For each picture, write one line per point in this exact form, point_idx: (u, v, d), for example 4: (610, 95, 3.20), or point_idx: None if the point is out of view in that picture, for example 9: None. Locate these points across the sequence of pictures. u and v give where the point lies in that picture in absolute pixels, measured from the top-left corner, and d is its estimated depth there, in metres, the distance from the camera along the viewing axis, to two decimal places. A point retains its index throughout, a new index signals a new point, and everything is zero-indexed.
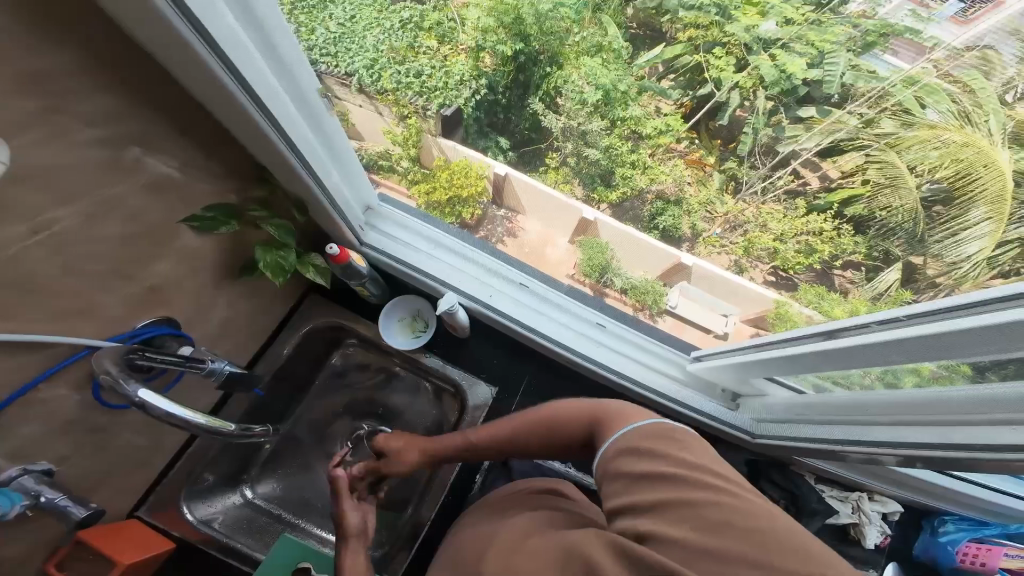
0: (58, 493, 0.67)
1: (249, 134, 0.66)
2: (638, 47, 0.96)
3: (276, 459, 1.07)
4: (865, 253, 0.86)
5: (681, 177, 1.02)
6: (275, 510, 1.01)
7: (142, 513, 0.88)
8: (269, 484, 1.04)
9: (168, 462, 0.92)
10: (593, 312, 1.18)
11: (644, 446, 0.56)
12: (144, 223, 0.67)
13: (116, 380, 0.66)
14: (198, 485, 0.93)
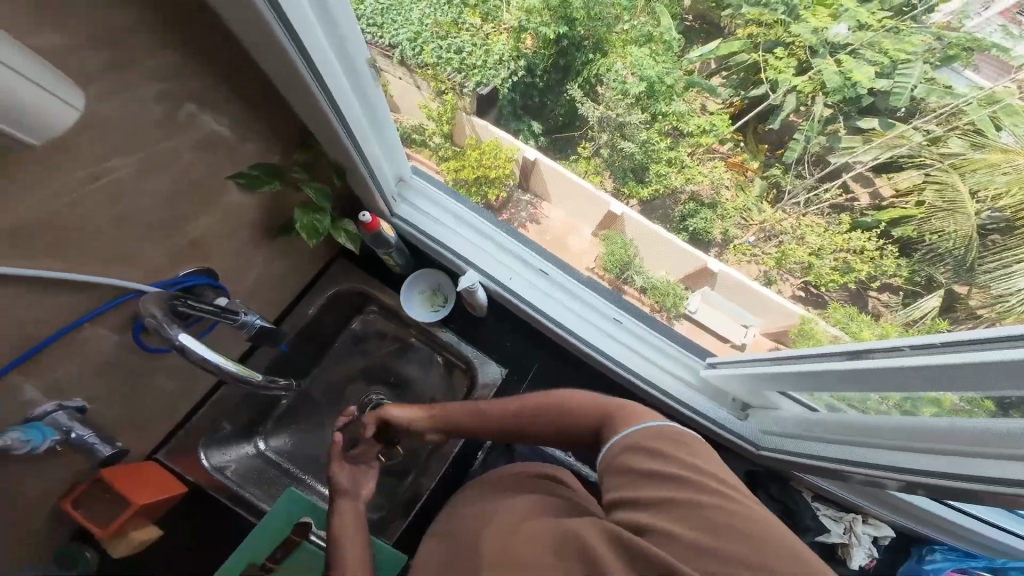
0: (85, 431, 0.74)
1: (298, 95, 0.67)
2: (693, 41, 0.90)
3: (291, 415, 1.12)
4: (905, 278, 0.79)
5: (719, 180, 0.99)
6: (285, 464, 1.07)
7: (160, 455, 0.94)
8: (281, 438, 1.09)
9: (191, 408, 0.97)
10: (609, 307, 1.13)
11: (652, 445, 0.58)
12: (192, 177, 0.69)
13: (160, 324, 0.69)
14: (216, 433, 0.98)
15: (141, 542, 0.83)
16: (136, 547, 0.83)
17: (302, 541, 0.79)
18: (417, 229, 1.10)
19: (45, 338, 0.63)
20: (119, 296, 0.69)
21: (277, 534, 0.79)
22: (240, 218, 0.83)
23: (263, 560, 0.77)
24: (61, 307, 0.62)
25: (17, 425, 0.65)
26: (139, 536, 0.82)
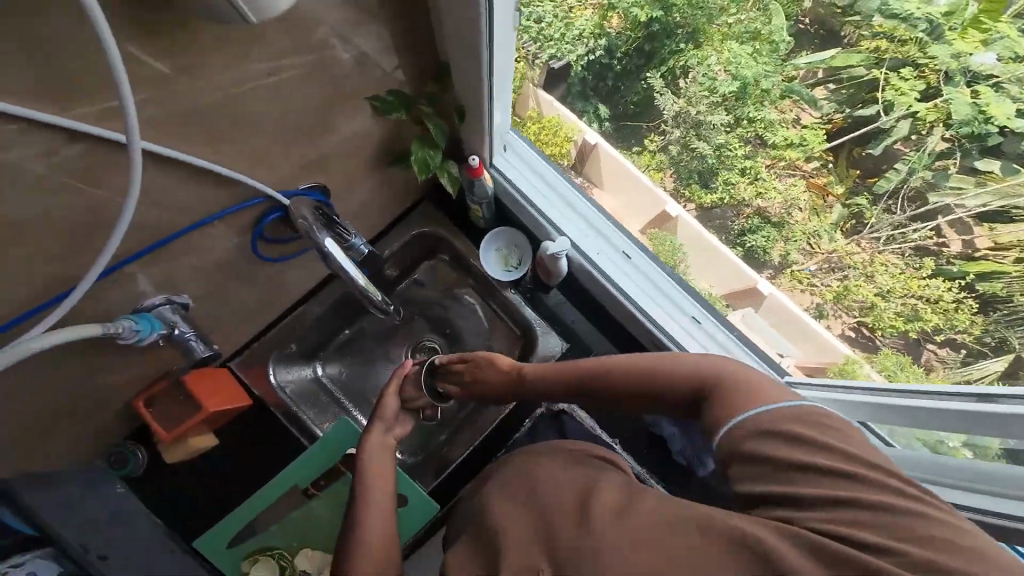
0: (186, 329, 0.74)
1: (466, 69, 0.69)
2: (804, 43, 0.82)
3: (349, 346, 1.02)
4: (974, 336, 0.75)
5: (794, 199, 0.88)
6: (338, 395, 0.98)
7: (232, 366, 0.90)
8: (339, 369, 1.00)
9: (268, 322, 0.91)
10: (690, 302, 0.97)
11: (790, 430, 0.51)
12: (338, 89, 0.66)
13: (310, 227, 0.74)
14: (284, 351, 0.93)
15: (196, 451, 0.86)
16: (192, 454, 0.87)
17: (347, 472, 0.88)
18: (506, 182, 1.00)
19: (174, 232, 0.63)
20: (239, 199, 0.67)
21: (325, 464, 0.88)
22: (361, 144, 0.78)
23: (307, 486, 0.88)
24: (203, 199, 0.63)
25: (129, 314, 0.67)
26: (195, 444, 0.85)
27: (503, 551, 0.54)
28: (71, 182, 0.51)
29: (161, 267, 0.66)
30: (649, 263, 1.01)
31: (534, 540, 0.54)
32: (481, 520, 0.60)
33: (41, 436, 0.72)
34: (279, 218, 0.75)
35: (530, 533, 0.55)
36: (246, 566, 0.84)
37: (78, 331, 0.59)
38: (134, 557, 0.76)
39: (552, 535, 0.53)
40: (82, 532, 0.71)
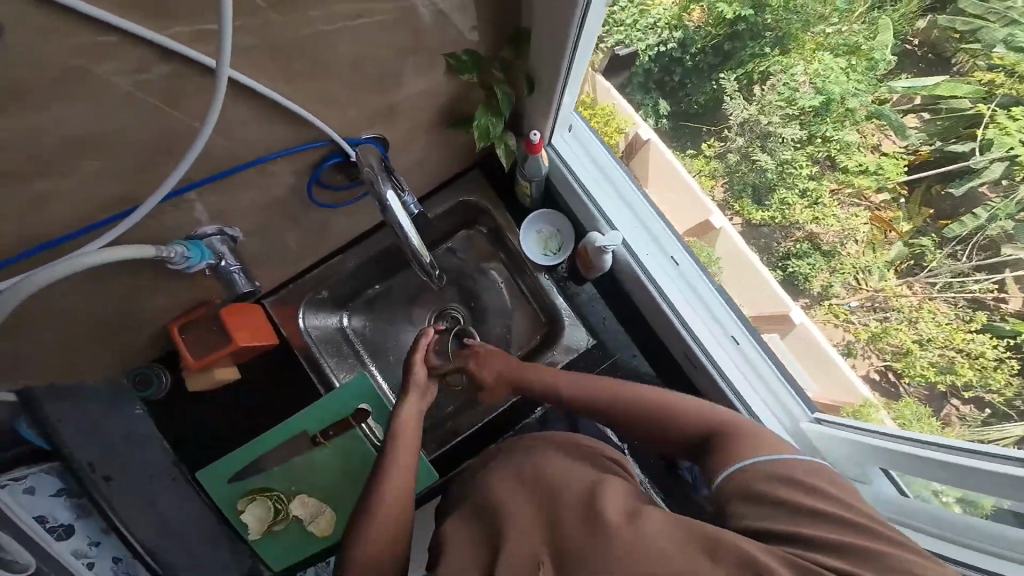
0: (232, 263, 0.79)
1: (550, 47, 0.66)
2: (906, 65, 0.73)
3: (376, 302, 1.04)
4: (1004, 398, 0.71)
5: (853, 229, 0.82)
6: (357, 345, 1.02)
7: (267, 303, 0.93)
8: (363, 321, 1.03)
9: (306, 267, 0.95)
10: (732, 322, 0.97)
11: (802, 478, 0.56)
12: (418, 41, 0.62)
13: (375, 177, 0.71)
14: (316, 297, 0.96)
15: (217, 382, 0.92)
16: (213, 385, 0.93)
17: (357, 426, 0.93)
18: (566, 165, 1.00)
19: (240, 164, 0.64)
20: (298, 144, 0.66)
21: (339, 415, 0.93)
22: (430, 102, 0.75)
23: (314, 433, 0.93)
24: (271, 136, 0.63)
25: (181, 239, 0.69)
26: (219, 375, 0.91)
27: (508, 533, 0.55)
28: (156, 103, 0.52)
29: (223, 193, 0.67)
30: (695, 271, 1.00)
31: (539, 530, 0.55)
32: (486, 500, 0.62)
33: (87, 338, 0.77)
34: (336, 163, 0.73)
35: (536, 521, 0.56)
36: (244, 502, 0.92)
37: (129, 249, 0.61)
38: (140, 482, 0.89)
39: (557, 529, 0.54)
40: (99, 452, 0.84)
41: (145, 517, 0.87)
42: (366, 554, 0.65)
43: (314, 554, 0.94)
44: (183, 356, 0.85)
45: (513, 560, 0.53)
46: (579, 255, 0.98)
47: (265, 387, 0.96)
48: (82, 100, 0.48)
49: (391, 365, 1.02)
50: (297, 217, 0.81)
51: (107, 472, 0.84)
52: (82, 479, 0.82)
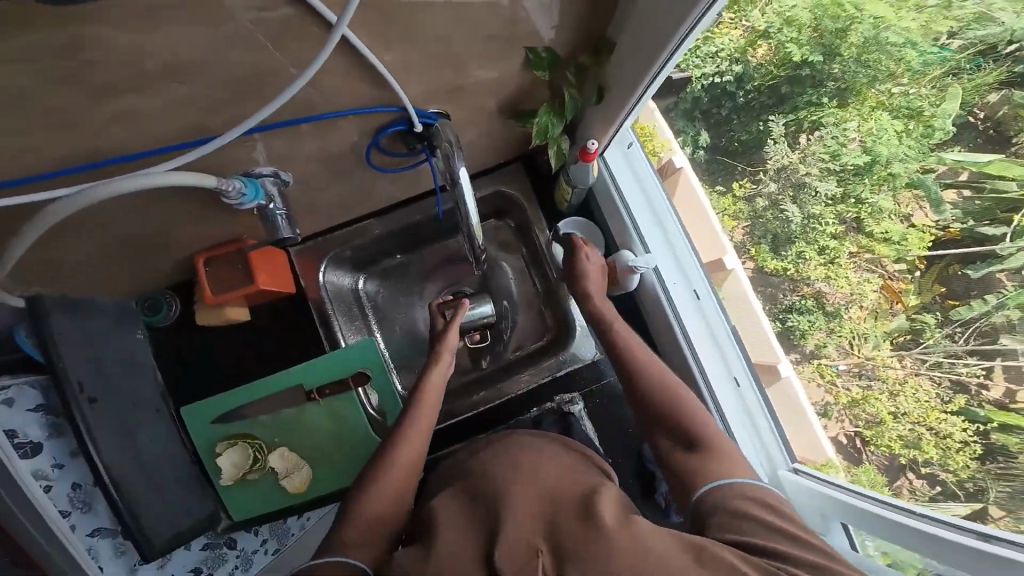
0: (280, 207, 0.74)
1: (632, 66, 0.65)
2: (963, 138, 0.69)
3: (394, 273, 1.03)
4: (957, 478, 0.75)
5: (861, 294, 0.80)
6: (367, 310, 1.01)
7: (292, 252, 0.92)
8: (378, 287, 1.02)
9: (336, 225, 0.94)
10: (737, 363, 0.98)
11: (779, 507, 0.58)
12: (520, 25, 0.59)
13: (450, 150, 0.65)
14: (338, 255, 0.95)
15: (226, 321, 0.91)
16: (220, 321, 0.91)
17: (353, 388, 0.92)
18: (613, 178, 0.99)
19: (304, 117, 0.61)
20: (370, 105, 0.63)
21: (338, 374, 0.92)
22: (506, 87, 0.72)
23: (311, 389, 0.92)
24: (348, 92, 0.60)
25: (238, 175, 0.66)
26: (229, 313, 0.90)
27: (506, 516, 0.53)
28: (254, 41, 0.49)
29: (282, 144, 0.64)
30: (714, 310, 0.99)
31: (537, 520, 0.53)
32: (481, 485, 0.59)
33: (111, 253, 0.75)
34: (398, 131, 0.71)
35: (533, 511, 0.54)
36: (223, 446, 0.92)
37: (192, 176, 0.57)
38: (119, 407, 0.83)
39: (556, 524, 0.53)
40: (89, 371, 0.78)
41: (122, 449, 0.81)
42: (372, 504, 0.62)
43: (282, 508, 0.94)
44: (202, 288, 0.83)
45: (511, 546, 0.50)
46: (604, 271, 0.99)
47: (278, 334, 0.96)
48: (182, 22, 0.44)
49: (400, 335, 1.02)
50: (345, 177, 0.79)
51: (92, 394, 0.78)
52: (67, 398, 0.74)
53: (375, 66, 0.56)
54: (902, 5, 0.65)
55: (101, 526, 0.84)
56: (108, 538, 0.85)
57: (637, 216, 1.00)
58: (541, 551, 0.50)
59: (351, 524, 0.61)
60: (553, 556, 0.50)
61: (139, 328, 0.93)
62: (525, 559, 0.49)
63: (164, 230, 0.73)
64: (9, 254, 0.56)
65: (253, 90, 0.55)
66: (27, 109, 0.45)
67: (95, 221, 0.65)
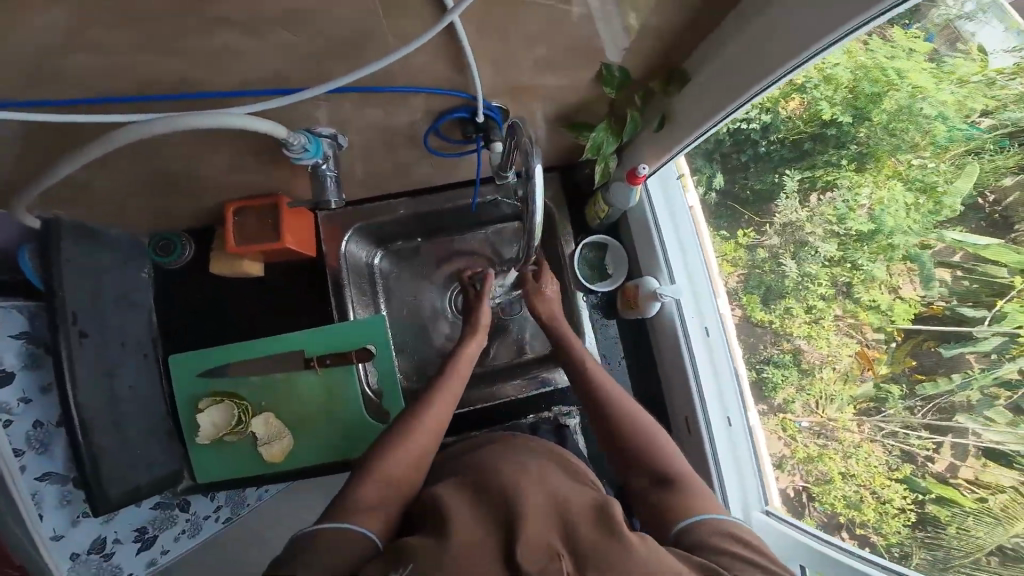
0: (330, 170, 0.71)
1: (698, 107, 0.64)
2: (967, 220, 0.71)
3: (413, 255, 1.01)
4: (886, 542, 0.78)
5: (838, 354, 0.81)
6: (379, 288, 1.00)
7: (319, 215, 0.91)
8: (392, 268, 1.01)
9: (369, 197, 0.93)
10: (733, 402, 0.91)
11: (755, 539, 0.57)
12: (613, 45, 0.59)
13: (527, 147, 0.59)
14: (363, 228, 0.93)
15: (240, 273, 0.89)
16: (232, 272, 0.88)
17: (355, 363, 0.89)
18: (650, 202, 0.95)
19: (373, 87, 0.58)
20: (443, 88, 0.62)
21: (342, 346, 0.91)
22: (575, 100, 0.72)
23: (311, 357, 0.90)
24: (426, 73, 0.58)
25: (304, 130, 0.64)
26: (245, 267, 0.88)
27: (526, 518, 0.52)
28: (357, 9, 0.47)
29: (343, 111, 0.63)
30: (717, 352, 0.92)
31: (550, 517, 0.53)
32: (490, 480, 0.58)
33: (134, 182, 0.71)
34: (459, 118, 0.69)
35: (547, 512, 0.54)
36: (206, 403, 0.89)
37: (267, 124, 0.56)
38: (108, 345, 0.80)
39: (570, 527, 0.52)
40: (86, 305, 0.75)
41: (102, 388, 0.77)
42: (384, 468, 0.64)
43: (251, 475, 0.91)
44: (227, 234, 0.80)
45: (531, 548, 0.49)
46: (622, 293, 0.96)
47: (293, 293, 0.95)
48: None
49: (406, 319, 1.00)
50: (391, 153, 0.77)
51: (83, 328, 0.75)
52: (58, 328, 0.71)
53: (465, 51, 0.54)
54: (943, 77, 0.69)
55: (51, 470, 0.78)
56: (54, 484, 0.78)
57: (666, 242, 0.94)
58: (561, 555, 0.49)
59: (359, 492, 0.61)
60: (573, 561, 0.49)
61: (145, 268, 0.91)
62: (545, 560, 0.49)
63: (198, 172, 0.71)
64: (56, 171, 0.55)
65: (333, 57, 0.52)
66: (102, 19, 0.42)
67: (136, 151, 0.63)
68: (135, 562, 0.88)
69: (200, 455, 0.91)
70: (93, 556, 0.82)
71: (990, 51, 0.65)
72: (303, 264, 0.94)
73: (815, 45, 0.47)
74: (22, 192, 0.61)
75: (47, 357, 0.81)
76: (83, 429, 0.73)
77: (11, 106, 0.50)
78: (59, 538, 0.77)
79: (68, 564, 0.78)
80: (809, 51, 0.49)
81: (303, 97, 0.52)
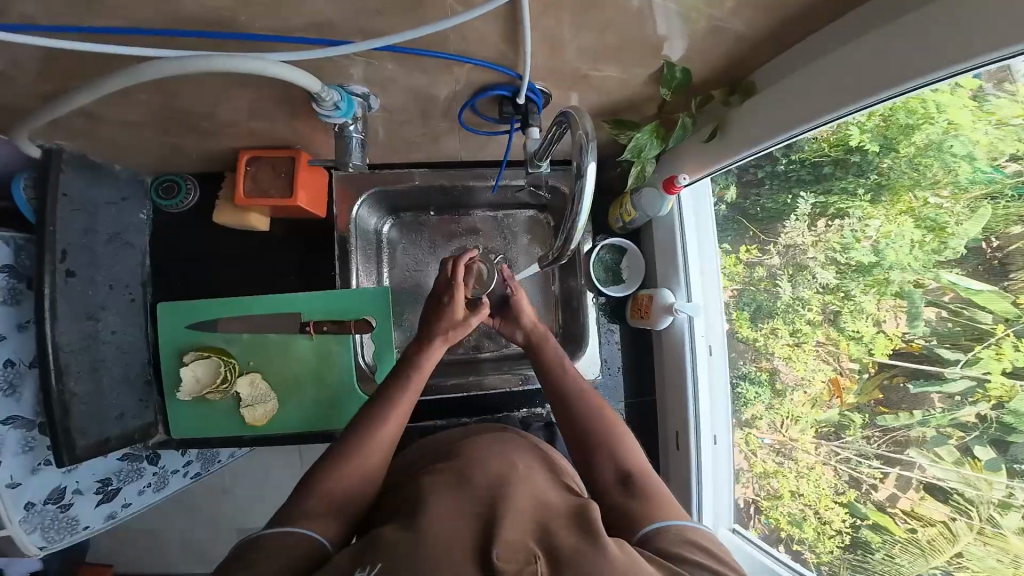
0: (359, 130, 0.68)
1: (760, 125, 0.62)
2: (965, 262, 0.65)
3: (422, 228, 0.99)
4: (817, 560, 0.82)
5: (812, 378, 0.81)
6: (384, 256, 0.98)
7: (334, 175, 0.88)
8: (401, 238, 0.99)
9: (386, 163, 0.91)
10: (722, 420, 0.93)
11: (696, 538, 0.56)
12: (673, 43, 0.58)
13: (582, 141, 0.57)
14: (375, 194, 0.90)
15: (245, 226, 0.86)
16: (238, 225, 0.86)
17: (353, 334, 0.87)
18: (680, 215, 0.92)
19: (425, 51, 0.56)
20: (491, 61, 0.59)
21: (342, 314, 0.89)
22: (619, 96, 0.70)
23: (308, 321, 0.87)
24: (478, 46, 0.56)
25: (337, 85, 0.61)
26: (252, 220, 0.85)
27: (503, 522, 0.51)
28: None
29: (383, 73, 0.60)
30: (705, 369, 0.93)
31: (528, 526, 0.52)
32: (473, 476, 0.58)
33: (142, 117, 0.67)
34: (498, 95, 0.67)
35: (525, 519, 0.53)
36: (193, 356, 0.87)
37: (301, 75, 0.53)
38: (94, 287, 0.77)
39: (550, 532, 0.51)
40: (76, 244, 0.72)
41: (81, 332, 0.74)
42: (364, 459, 0.65)
43: (232, 434, 0.89)
44: (237, 185, 0.78)
45: (506, 547, 0.48)
46: (635, 300, 0.97)
47: (296, 253, 0.92)
48: None
49: (408, 292, 0.98)
50: (422, 121, 0.74)
51: (71, 266, 0.71)
52: (43, 264, 0.67)
53: (523, 29, 0.53)
54: (982, 117, 0.59)
55: (16, 415, 0.75)
56: (18, 429, 0.75)
57: (690, 257, 0.93)
58: (538, 558, 0.47)
59: (329, 485, 0.62)
60: (550, 564, 0.47)
61: (143, 209, 0.88)
62: (521, 561, 0.47)
63: (218, 116, 0.68)
64: (72, 99, 0.52)
65: (389, 11, 0.49)
66: None
67: (152, 86, 0.60)
68: (94, 515, 0.87)
69: (179, 410, 0.88)
70: (50, 506, 0.79)
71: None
72: (310, 225, 0.92)
73: (902, 85, 0.47)
74: (30, 119, 0.58)
75: (28, 294, 0.77)
76: (57, 373, 0.70)
77: (33, 31, 0.48)
78: (15, 486, 0.74)
79: (21, 514, 0.75)
80: (885, 94, 0.49)
81: (345, 52, 0.49)
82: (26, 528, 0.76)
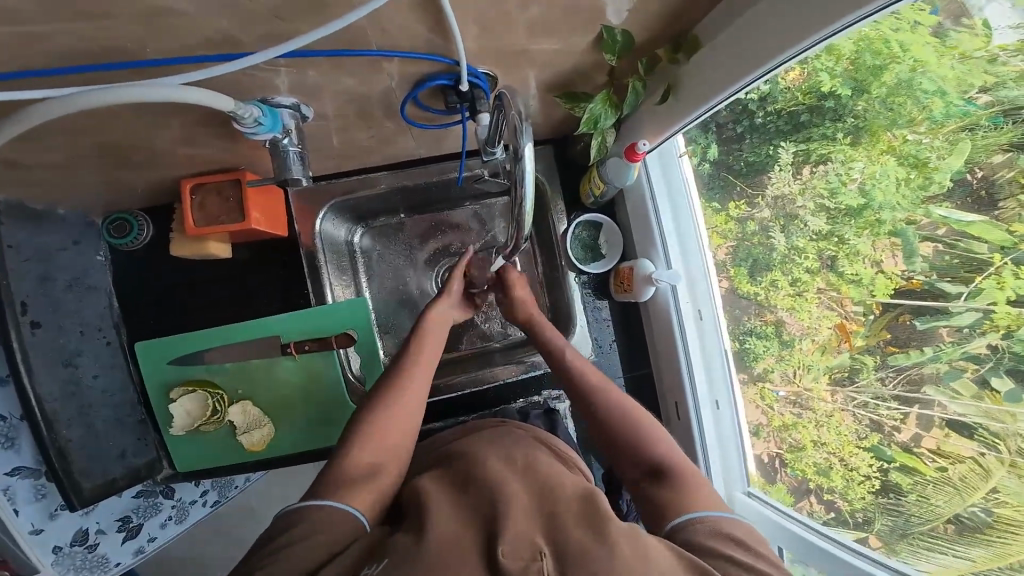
0: (294, 145, 0.65)
1: (714, 77, 0.58)
2: (953, 195, 0.63)
3: (393, 231, 0.96)
4: (851, 507, 0.77)
5: (816, 329, 0.78)
6: (359, 266, 0.95)
7: (290, 191, 0.85)
8: (374, 246, 0.96)
9: (342, 170, 0.88)
10: (727, 381, 0.90)
11: (737, 532, 0.55)
12: (610, 5, 0.54)
13: (517, 122, 0.55)
14: (338, 204, 0.88)
15: (206, 255, 0.84)
16: (199, 255, 0.83)
17: (335, 349, 0.86)
18: (651, 183, 0.89)
19: (344, 50, 0.52)
20: (420, 51, 0.56)
21: (321, 331, 0.87)
22: (567, 69, 0.67)
23: (286, 343, 0.86)
24: (401, 37, 0.53)
25: (258, 101, 0.58)
26: (212, 247, 0.83)
27: (509, 517, 0.49)
28: None
29: (311, 79, 0.57)
30: (695, 334, 0.91)
31: (535, 518, 0.51)
32: (478, 473, 0.57)
33: (72, 157, 0.64)
34: (438, 86, 0.64)
35: (529, 510, 0.51)
36: (178, 392, 0.86)
37: (210, 95, 0.50)
38: (65, 334, 0.75)
39: (556, 524, 0.50)
40: (37, 294, 0.70)
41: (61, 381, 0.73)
42: (360, 453, 0.63)
43: (229, 462, 0.88)
44: (187, 215, 0.75)
45: (511, 542, 0.47)
46: (618, 274, 0.94)
47: (266, 274, 0.90)
48: None
49: (389, 299, 0.96)
50: (366, 123, 0.71)
51: (35, 317, 0.69)
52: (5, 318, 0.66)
53: (445, 13, 0.49)
54: (945, 52, 0.58)
55: (21, 465, 0.75)
56: (27, 479, 0.76)
57: (666, 224, 0.90)
58: (543, 553, 0.46)
59: (331, 482, 0.60)
60: (557, 561, 0.46)
61: (100, 250, 0.86)
62: (527, 557, 0.45)
63: (153, 147, 0.65)
64: None
65: (296, 15, 0.46)
66: None
67: (70, 125, 0.57)
68: (122, 551, 0.87)
69: (177, 446, 0.88)
70: (77, 548, 0.82)
71: (995, 27, 0.55)
72: (275, 244, 0.89)
73: (843, 20, 0.44)
74: None
75: None
76: (46, 424, 0.69)
77: None
78: (39, 532, 0.77)
79: (50, 557, 0.79)
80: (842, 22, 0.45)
81: (250, 64, 0.46)
82: (59, 569, 0.80)
